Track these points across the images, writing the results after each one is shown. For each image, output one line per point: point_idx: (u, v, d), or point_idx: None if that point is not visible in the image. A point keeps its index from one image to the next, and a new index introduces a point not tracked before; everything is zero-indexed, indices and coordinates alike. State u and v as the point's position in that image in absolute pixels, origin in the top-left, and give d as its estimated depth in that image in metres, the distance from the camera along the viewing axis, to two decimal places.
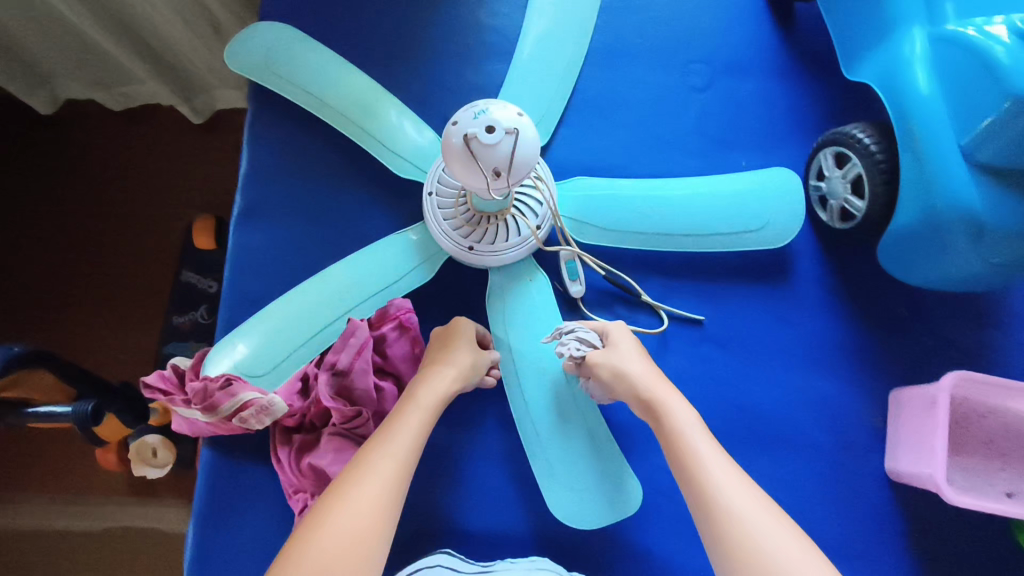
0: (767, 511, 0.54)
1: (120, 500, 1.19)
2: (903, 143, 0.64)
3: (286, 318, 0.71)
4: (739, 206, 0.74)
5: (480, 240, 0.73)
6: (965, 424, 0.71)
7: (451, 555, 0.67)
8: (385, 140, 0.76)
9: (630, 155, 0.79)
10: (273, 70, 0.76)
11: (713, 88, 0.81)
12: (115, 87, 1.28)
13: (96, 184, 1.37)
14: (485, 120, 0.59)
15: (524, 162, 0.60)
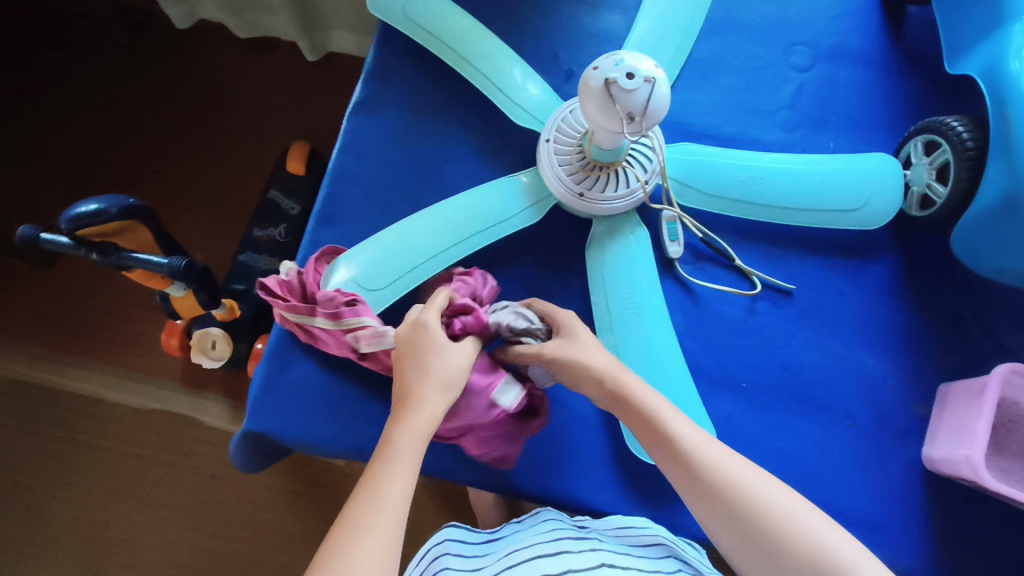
0: (762, 479, 0.54)
1: (174, 378, 1.27)
2: (994, 129, 0.65)
3: (412, 246, 0.74)
4: (830, 185, 0.76)
5: (591, 188, 0.74)
6: (1013, 428, 0.71)
7: (458, 528, 0.74)
8: (506, 88, 0.79)
9: (722, 118, 0.83)
10: (406, 15, 0.81)
11: (814, 71, 0.84)
12: (248, 14, 1.41)
13: (216, 95, 1.49)
14: (626, 66, 0.60)
15: (659, 111, 0.61)
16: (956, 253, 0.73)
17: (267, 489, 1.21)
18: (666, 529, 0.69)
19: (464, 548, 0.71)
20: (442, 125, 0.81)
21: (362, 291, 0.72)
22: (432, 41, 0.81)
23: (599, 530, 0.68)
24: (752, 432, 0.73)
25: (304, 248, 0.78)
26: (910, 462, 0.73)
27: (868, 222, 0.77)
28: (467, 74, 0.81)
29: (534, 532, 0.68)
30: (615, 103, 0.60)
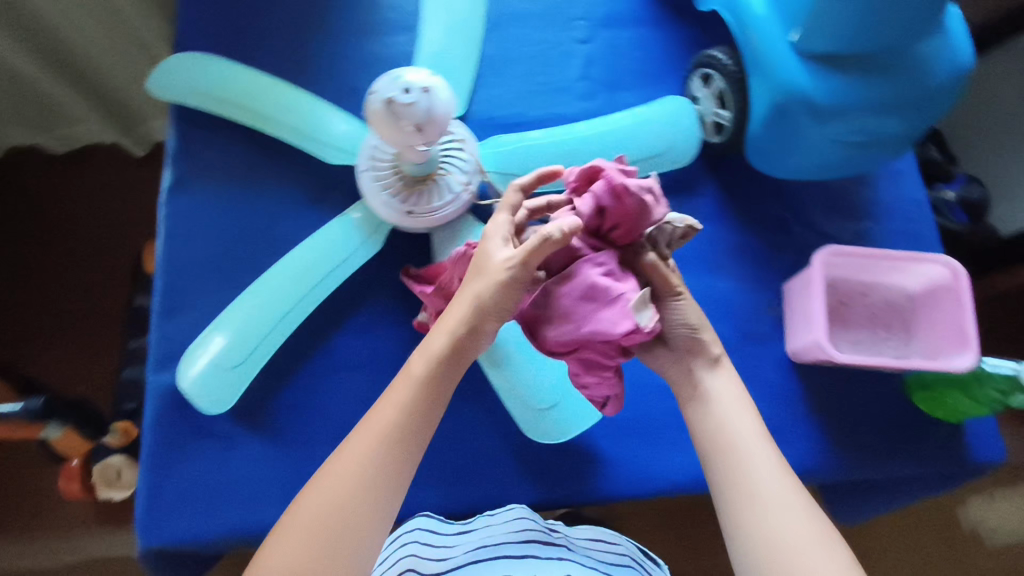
0: (796, 508, 0.54)
1: (79, 524, 1.18)
2: (746, 50, 0.72)
3: (255, 319, 0.73)
4: (636, 136, 0.81)
5: (417, 203, 0.75)
6: (849, 302, 0.79)
7: (430, 515, 0.70)
8: (311, 132, 0.79)
9: (526, 105, 0.87)
10: (194, 87, 0.80)
11: (596, 40, 0.90)
12: (59, 128, 1.32)
13: (42, 219, 1.39)
14: (403, 82, 0.62)
15: (445, 118, 0.63)
16: (754, 163, 0.79)
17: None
18: (636, 546, 0.72)
19: (435, 536, 0.68)
20: (262, 185, 0.80)
21: (219, 380, 0.72)
22: (229, 108, 0.81)
23: (568, 537, 0.70)
24: (636, 382, 0.77)
25: (153, 347, 0.75)
26: (781, 362, 0.79)
27: (678, 162, 0.83)
28: (270, 128, 0.80)
29: (501, 527, 0.67)
30: (399, 117, 0.61)
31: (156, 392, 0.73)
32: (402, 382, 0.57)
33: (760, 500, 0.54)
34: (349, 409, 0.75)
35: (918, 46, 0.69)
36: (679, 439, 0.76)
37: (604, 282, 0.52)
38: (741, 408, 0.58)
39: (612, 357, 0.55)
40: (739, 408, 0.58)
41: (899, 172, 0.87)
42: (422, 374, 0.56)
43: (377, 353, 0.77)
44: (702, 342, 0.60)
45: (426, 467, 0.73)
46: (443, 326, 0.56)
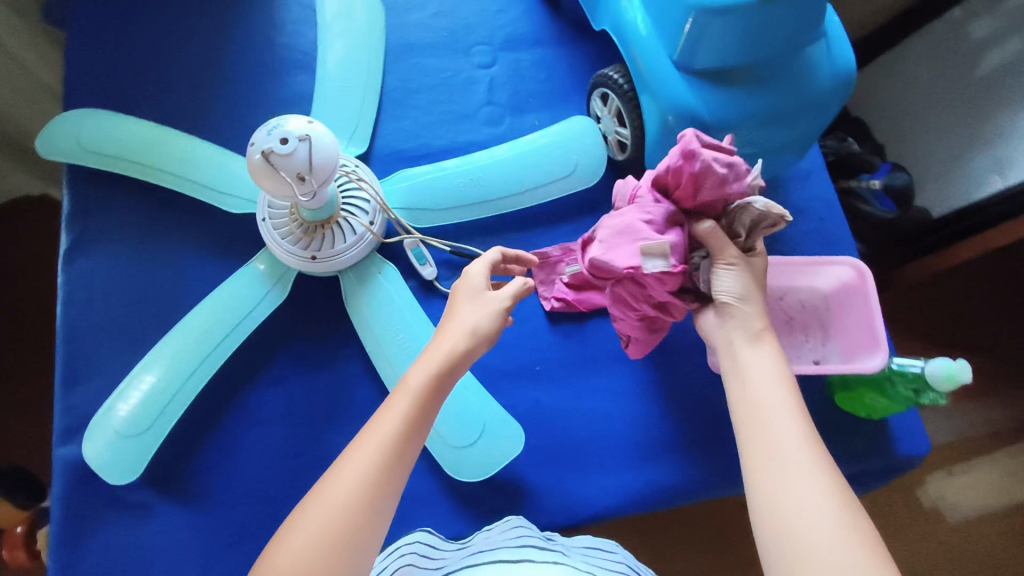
0: (818, 477, 0.46)
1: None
2: (635, 71, 0.72)
3: (163, 381, 0.71)
4: (541, 160, 0.81)
5: (321, 247, 0.74)
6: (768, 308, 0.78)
7: (429, 532, 0.68)
8: (208, 181, 0.78)
9: (433, 135, 0.86)
10: (81, 146, 0.78)
11: (499, 64, 0.89)
12: None
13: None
14: (279, 132, 0.61)
15: (327, 165, 0.63)
16: None
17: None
18: (632, 554, 0.67)
19: (432, 551, 0.64)
20: (163, 241, 0.78)
21: (127, 449, 0.70)
22: (122, 163, 0.78)
23: (567, 547, 0.65)
24: (559, 407, 0.77)
25: (58, 419, 0.72)
26: (704, 373, 0.79)
27: (588, 180, 0.81)
28: (165, 180, 0.78)
29: (502, 535, 0.64)
30: (278, 169, 0.60)
31: (62, 466, 0.71)
32: (407, 386, 0.52)
33: (783, 463, 0.47)
34: (266, 465, 0.73)
35: (802, 53, 0.69)
36: (607, 461, 0.75)
37: (642, 226, 0.57)
38: (776, 381, 0.53)
39: (639, 302, 0.63)
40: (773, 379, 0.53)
41: (808, 173, 0.88)
42: (432, 382, 0.52)
43: (292, 402, 0.75)
44: (744, 311, 0.58)
45: None
46: (448, 338, 0.55)
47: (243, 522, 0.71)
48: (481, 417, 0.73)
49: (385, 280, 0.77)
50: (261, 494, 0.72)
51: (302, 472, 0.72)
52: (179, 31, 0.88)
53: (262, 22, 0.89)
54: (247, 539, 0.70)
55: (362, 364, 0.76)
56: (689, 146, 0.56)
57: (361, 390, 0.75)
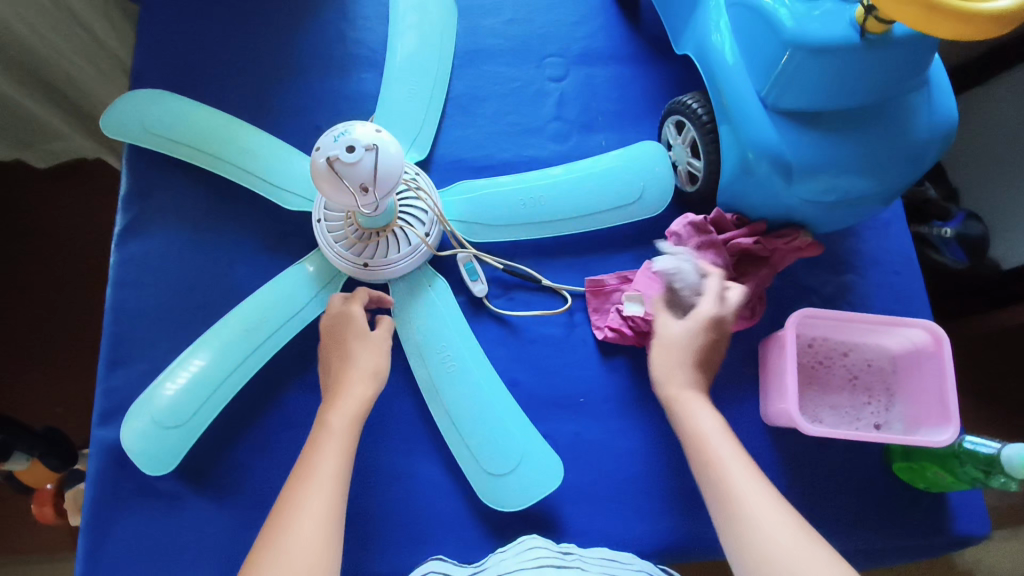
0: (771, 508, 0.52)
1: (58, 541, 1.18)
2: (716, 104, 0.68)
3: (206, 375, 0.71)
4: (606, 182, 0.78)
5: (374, 255, 0.73)
6: (829, 362, 0.75)
7: (443, 561, 0.67)
8: (267, 174, 0.77)
9: (496, 146, 0.84)
10: (145, 129, 0.78)
11: (570, 79, 0.87)
12: (38, 143, 1.21)
13: (15, 238, 1.29)
14: (346, 139, 0.59)
15: (391, 177, 0.61)
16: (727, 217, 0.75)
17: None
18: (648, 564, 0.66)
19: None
20: (217, 230, 0.78)
21: (163, 440, 0.69)
22: (184, 148, 0.77)
23: (584, 557, 0.64)
24: (601, 443, 0.74)
25: (98, 399, 0.72)
26: (754, 423, 0.76)
27: (655, 208, 0.78)
28: (223, 169, 0.77)
29: (515, 557, 0.63)
30: (342, 177, 0.59)
31: (97, 447, 0.71)
32: (327, 433, 0.59)
33: (737, 506, 0.53)
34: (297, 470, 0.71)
35: (901, 100, 0.64)
36: (645, 507, 0.72)
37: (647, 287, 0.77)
38: (716, 429, 0.58)
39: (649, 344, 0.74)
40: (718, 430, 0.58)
41: (886, 223, 0.83)
42: (348, 427, 0.60)
43: None
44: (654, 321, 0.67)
45: (377, 530, 0.70)
46: (348, 390, 0.62)
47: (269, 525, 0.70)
48: (518, 447, 0.71)
49: (434, 295, 0.75)
50: None
51: None
52: (252, 17, 0.87)
53: (334, 15, 0.88)
54: None
55: (404, 376, 0.75)
56: (670, 226, 0.73)
57: (400, 403, 0.74)
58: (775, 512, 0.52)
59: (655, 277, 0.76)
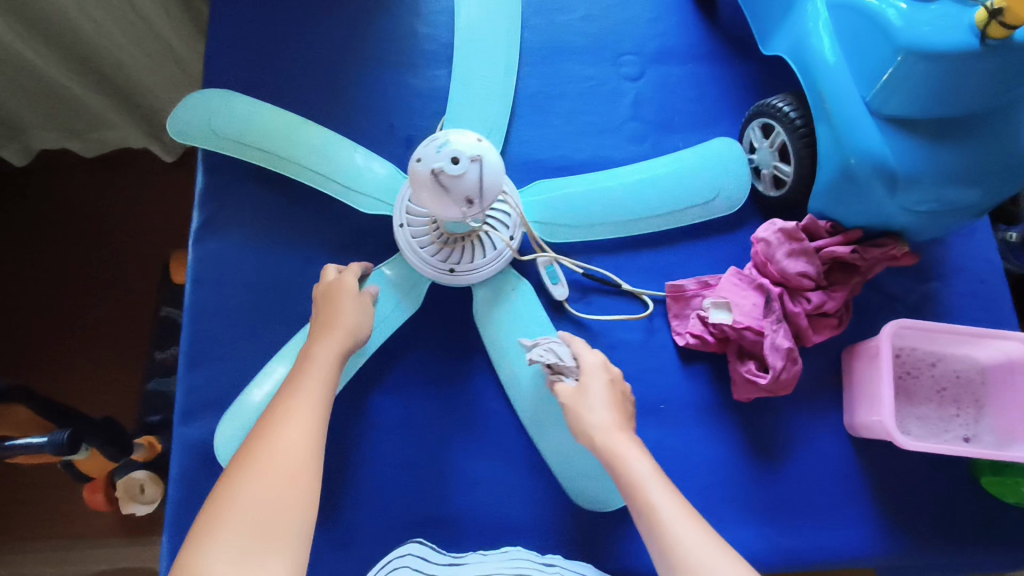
0: (711, 552, 0.52)
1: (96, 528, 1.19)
2: (815, 108, 0.66)
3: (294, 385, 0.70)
4: (687, 181, 0.76)
5: (460, 262, 0.73)
6: (917, 373, 0.73)
7: (423, 543, 0.68)
8: (339, 174, 0.75)
9: (573, 146, 0.83)
10: (211, 130, 0.76)
11: (646, 78, 0.85)
12: (88, 133, 1.22)
13: (68, 228, 1.30)
14: (449, 150, 0.58)
15: (495, 187, 0.59)
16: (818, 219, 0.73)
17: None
18: None
19: (426, 566, 0.65)
20: (294, 228, 0.77)
21: None
22: (255, 152, 0.76)
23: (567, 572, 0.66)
24: (682, 450, 0.73)
25: (179, 397, 0.73)
26: (837, 433, 0.74)
27: (738, 202, 0.77)
28: (294, 170, 0.75)
29: (498, 562, 0.65)
30: (449, 190, 0.58)
31: (181, 445, 0.71)
32: (308, 367, 0.61)
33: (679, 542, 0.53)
34: (378, 471, 0.71)
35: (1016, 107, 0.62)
36: (726, 516, 0.72)
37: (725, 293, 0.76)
38: (655, 479, 0.58)
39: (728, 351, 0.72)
40: (655, 478, 0.57)
41: (974, 230, 0.81)
42: (325, 371, 0.61)
43: (408, 411, 0.73)
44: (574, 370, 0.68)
45: (458, 533, 0.70)
46: (335, 333, 0.64)
47: (350, 526, 0.70)
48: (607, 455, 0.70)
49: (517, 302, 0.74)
50: (370, 499, 0.71)
51: (416, 481, 0.71)
52: (324, 12, 0.86)
53: (406, 10, 0.87)
54: (353, 543, 0.70)
55: (485, 379, 0.74)
56: (758, 232, 0.71)
57: (481, 406, 0.74)
58: (719, 554, 0.51)
59: (742, 282, 0.72)
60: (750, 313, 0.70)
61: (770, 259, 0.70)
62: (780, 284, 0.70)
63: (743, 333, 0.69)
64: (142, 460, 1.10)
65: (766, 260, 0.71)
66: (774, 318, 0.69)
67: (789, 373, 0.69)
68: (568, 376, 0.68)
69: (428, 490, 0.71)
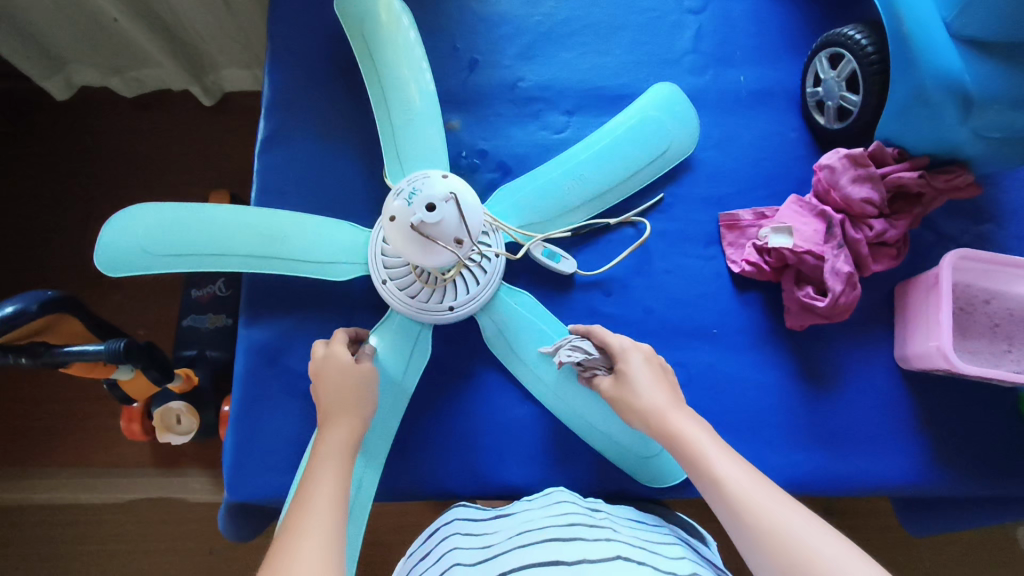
0: (794, 515, 0.47)
1: (99, 459, 1.12)
2: (890, 30, 0.65)
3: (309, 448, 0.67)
4: (648, 134, 0.76)
5: (457, 297, 0.71)
6: (970, 309, 0.74)
7: (468, 506, 0.68)
8: (308, 251, 0.72)
9: (634, 76, 0.82)
10: (158, 256, 0.70)
11: (709, 12, 0.84)
12: (128, 70, 1.17)
13: (100, 155, 1.24)
14: (422, 199, 0.55)
15: (475, 219, 0.57)
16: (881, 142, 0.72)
17: (257, 552, 1.10)
18: (679, 529, 0.66)
19: (473, 525, 0.64)
20: (357, 145, 0.79)
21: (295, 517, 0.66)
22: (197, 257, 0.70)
23: (612, 517, 0.63)
24: (732, 374, 0.75)
25: (245, 301, 0.74)
26: (886, 365, 0.75)
27: (697, 130, 0.77)
28: (261, 264, 0.71)
29: (543, 510, 0.62)
30: (435, 239, 0.55)
31: (246, 348, 0.73)
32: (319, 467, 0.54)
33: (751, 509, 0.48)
34: (434, 380, 0.74)
35: None
36: (775, 439, 0.73)
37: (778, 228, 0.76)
38: (719, 449, 0.53)
39: (788, 280, 0.73)
40: (717, 449, 0.54)
41: None
42: (347, 431, 0.59)
43: (462, 330, 0.75)
44: (604, 362, 0.66)
45: (510, 445, 0.72)
46: (348, 414, 0.60)
47: (406, 431, 0.72)
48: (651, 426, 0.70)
49: (525, 310, 0.73)
50: (426, 407, 0.73)
51: (472, 393, 0.74)
52: None
53: None
54: (409, 447, 0.72)
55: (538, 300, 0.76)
56: (822, 160, 0.73)
57: None
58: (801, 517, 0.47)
59: (803, 209, 0.73)
60: (810, 239, 0.71)
61: (834, 186, 0.71)
62: (841, 212, 0.71)
63: (804, 257, 0.70)
64: (179, 391, 0.99)
65: (829, 190, 0.72)
66: (835, 243, 0.70)
67: (848, 298, 0.70)
68: (601, 372, 0.66)
69: (482, 401, 0.73)
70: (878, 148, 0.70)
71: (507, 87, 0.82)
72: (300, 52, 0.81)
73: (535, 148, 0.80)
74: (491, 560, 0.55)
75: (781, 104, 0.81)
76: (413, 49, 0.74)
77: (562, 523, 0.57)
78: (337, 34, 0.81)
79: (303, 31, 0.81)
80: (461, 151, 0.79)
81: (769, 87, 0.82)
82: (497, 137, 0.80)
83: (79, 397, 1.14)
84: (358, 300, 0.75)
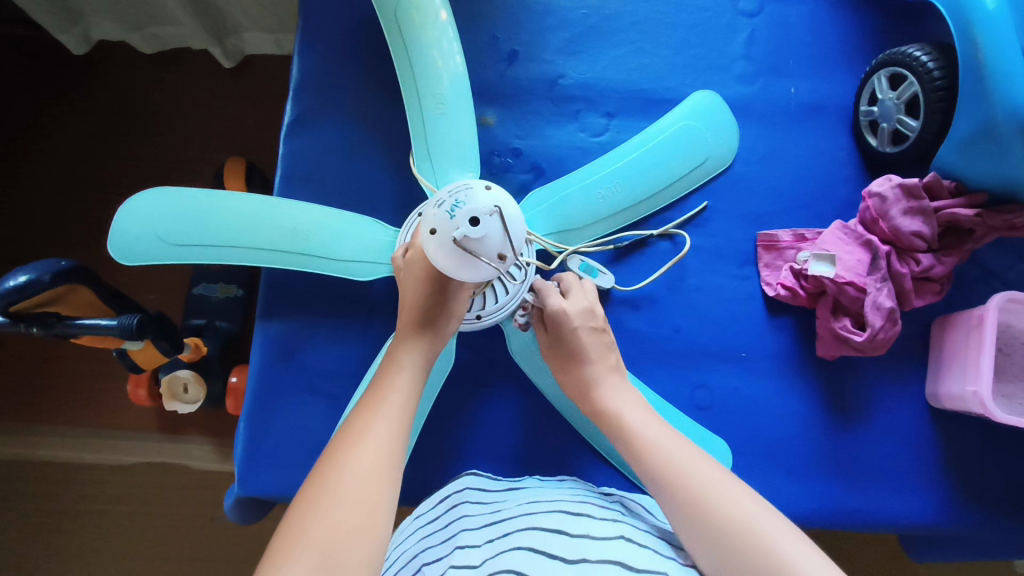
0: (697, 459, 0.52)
1: (102, 428, 1.11)
2: (964, 54, 0.62)
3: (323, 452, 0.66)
4: (685, 143, 0.72)
5: (485, 307, 0.69)
6: (1009, 350, 0.71)
7: (478, 477, 0.65)
8: (331, 250, 0.69)
9: (680, 80, 0.78)
10: (172, 244, 0.67)
11: (764, 15, 0.80)
12: (148, 26, 1.13)
13: (116, 111, 1.21)
14: (465, 212, 0.52)
15: (519, 235, 0.55)
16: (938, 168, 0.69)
17: (254, 533, 1.09)
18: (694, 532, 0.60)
19: (484, 495, 0.61)
20: (387, 136, 0.76)
21: None
22: (214, 247, 0.68)
23: (625, 501, 0.59)
24: (757, 399, 0.73)
25: (262, 292, 0.72)
26: (915, 402, 0.73)
27: (734, 144, 0.74)
28: (282, 258, 0.69)
29: (556, 489, 0.59)
30: (479, 255, 0.52)
31: (263, 341, 0.71)
32: (381, 399, 0.52)
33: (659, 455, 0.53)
34: (450, 386, 0.72)
35: None
36: (795, 468, 0.71)
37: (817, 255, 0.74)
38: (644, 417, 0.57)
39: (824, 309, 0.71)
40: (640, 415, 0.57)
41: None
42: (417, 365, 0.57)
43: (484, 336, 0.73)
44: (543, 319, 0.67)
45: (525, 456, 0.71)
46: (423, 341, 0.59)
47: (418, 437, 0.71)
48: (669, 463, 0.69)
49: None
50: (442, 412, 0.71)
51: (490, 401, 0.72)
52: None
53: None
54: (420, 453, 0.70)
55: None
56: (874, 187, 0.70)
57: None
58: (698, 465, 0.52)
59: (847, 236, 0.70)
60: (853, 269, 0.68)
61: (882, 216, 0.69)
62: (886, 244, 0.68)
63: (844, 288, 0.68)
64: (187, 360, 0.98)
65: (877, 219, 0.69)
66: (879, 275, 0.68)
67: (886, 333, 0.68)
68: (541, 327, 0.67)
69: (500, 410, 0.72)
70: (931, 177, 0.67)
71: (546, 83, 0.78)
72: (333, 30, 0.77)
73: (571, 151, 0.77)
74: (497, 524, 0.52)
75: (831, 121, 0.78)
76: (444, 29, 0.70)
77: (572, 500, 0.55)
78: (373, 14, 0.77)
79: (338, 8, 0.77)
80: (495, 150, 0.76)
81: (820, 101, 0.78)
82: (532, 137, 0.77)
83: (85, 361, 1.13)
84: (380, 296, 0.73)
